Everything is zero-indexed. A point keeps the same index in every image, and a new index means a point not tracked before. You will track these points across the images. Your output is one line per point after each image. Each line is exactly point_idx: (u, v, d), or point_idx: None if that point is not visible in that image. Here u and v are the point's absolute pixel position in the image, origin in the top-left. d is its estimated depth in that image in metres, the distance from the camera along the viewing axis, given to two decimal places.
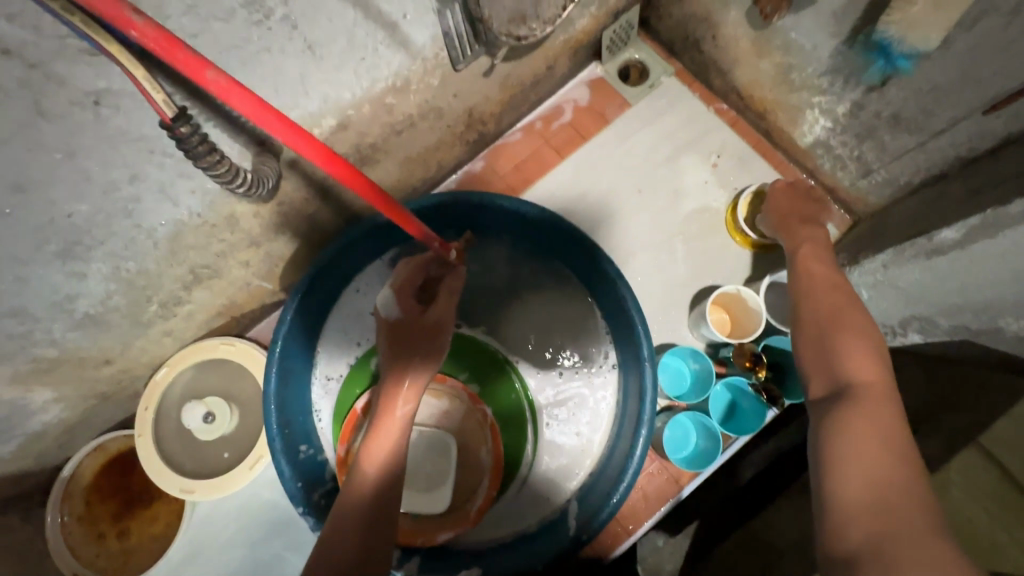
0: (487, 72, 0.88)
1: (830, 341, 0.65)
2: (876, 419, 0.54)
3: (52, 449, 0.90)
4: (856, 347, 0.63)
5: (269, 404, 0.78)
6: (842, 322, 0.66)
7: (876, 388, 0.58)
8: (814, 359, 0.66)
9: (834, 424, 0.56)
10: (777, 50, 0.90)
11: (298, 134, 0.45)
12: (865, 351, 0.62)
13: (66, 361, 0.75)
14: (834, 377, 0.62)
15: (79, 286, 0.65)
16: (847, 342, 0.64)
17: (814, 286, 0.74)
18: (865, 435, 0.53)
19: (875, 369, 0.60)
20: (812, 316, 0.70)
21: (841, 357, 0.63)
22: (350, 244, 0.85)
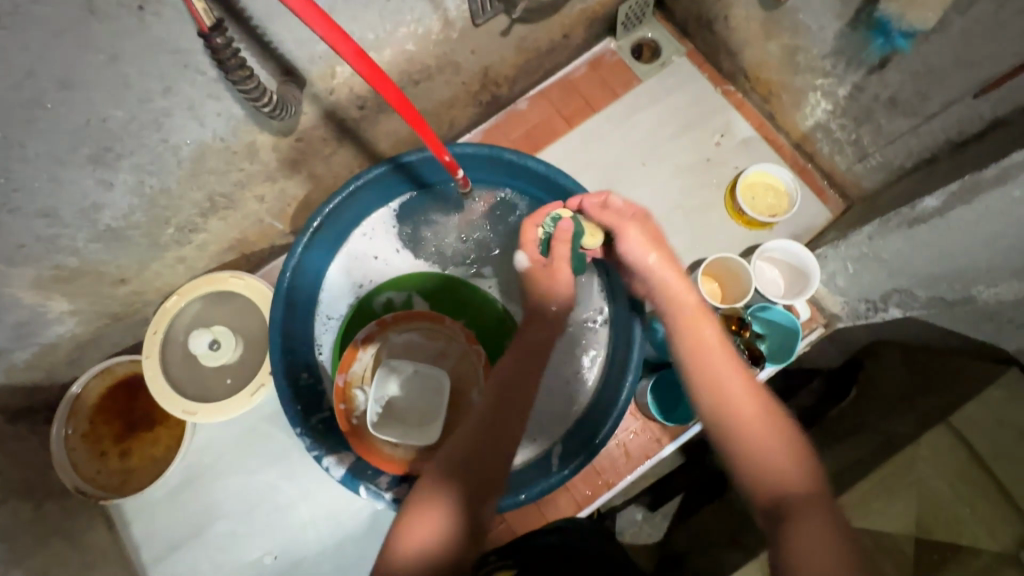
0: (504, 32, 0.91)
1: (743, 434, 0.58)
2: (829, 534, 0.51)
3: (62, 364, 0.94)
4: (778, 441, 0.58)
5: (274, 330, 0.82)
6: (754, 411, 0.60)
7: (812, 494, 0.54)
8: (737, 462, 0.58)
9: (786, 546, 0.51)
10: (785, 31, 0.94)
11: (340, 36, 0.50)
12: (781, 442, 0.58)
13: (85, 274, 0.78)
14: (776, 482, 0.55)
15: (106, 196, 0.69)
16: (766, 437, 0.58)
17: (713, 362, 0.63)
18: (823, 551, 0.49)
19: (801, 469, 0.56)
20: (723, 405, 0.60)
21: (766, 460, 0.57)
22: (362, 186, 0.89)
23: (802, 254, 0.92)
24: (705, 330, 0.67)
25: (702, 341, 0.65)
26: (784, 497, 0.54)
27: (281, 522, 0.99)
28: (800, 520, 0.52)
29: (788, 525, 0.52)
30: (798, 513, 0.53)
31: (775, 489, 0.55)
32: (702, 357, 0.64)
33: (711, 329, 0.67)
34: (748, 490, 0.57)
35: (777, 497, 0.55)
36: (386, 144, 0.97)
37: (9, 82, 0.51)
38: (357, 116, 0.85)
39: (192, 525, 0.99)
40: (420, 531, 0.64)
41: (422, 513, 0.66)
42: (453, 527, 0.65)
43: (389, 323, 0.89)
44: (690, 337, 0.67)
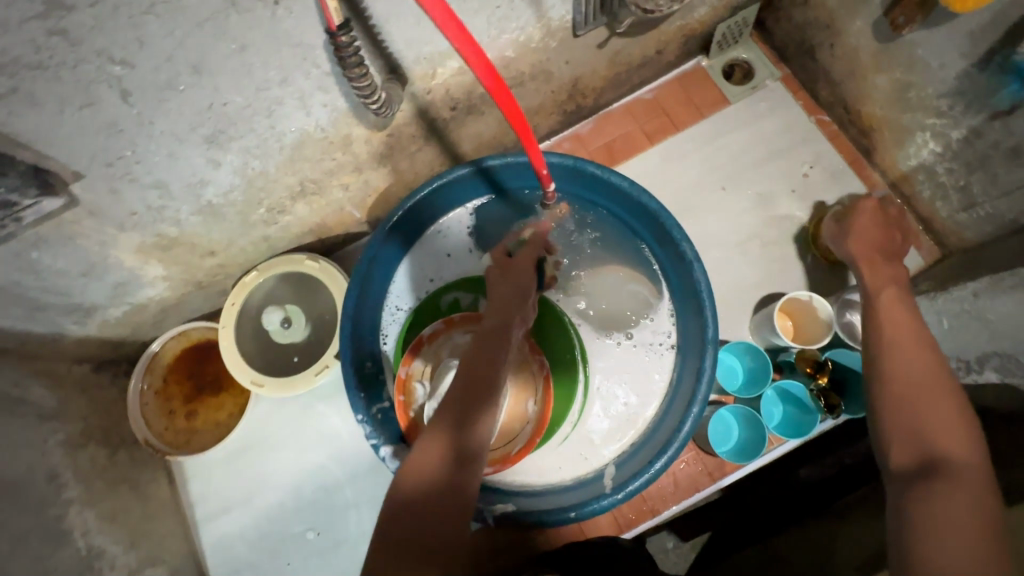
0: (601, 45, 0.90)
1: (905, 406, 0.60)
2: (976, 504, 0.50)
3: (146, 324, 1.00)
4: (943, 423, 0.57)
5: (346, 318, 0.85)
6: (927, 394, 0.60)
7: (963, 468, 0.53)
8: (893, 429, 0.60)
9: (932, 496, 0.52)
10: (899, 66, 0.89)
11: (469, 42, 0.52)
12: (952, 424, 0.57)
13: (181, 244, 0.83)
14: (913, 444, 0.57)
15: (212, 174, 0.72)
16: (925, 412, 0.58)
17: (899, 354, 0.65)
18: (951, 507, 0.50)
19: (967, 447, 0.55)
20: (902, 379, 0.62)
21: (929, 433, 0.57)
22: (443, 185, 0.90)
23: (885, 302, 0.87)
24: (903, 329, 0.68)
25: (890, 335, 0.68)
26: (937, 464, 0.54)
27: (326, 501, 1.02)
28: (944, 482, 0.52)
29: (925, 485, 0.53)
30: (940, 480, 0.53)
31: (919, 456, 0.56)
32: (889, 352, 0.66)
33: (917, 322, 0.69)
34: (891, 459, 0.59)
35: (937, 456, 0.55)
36: (468, 145, 0.98)
37: (151, 65, 0.54)
38: (447, 116, 0.86)
39: (244, 492, 1.03)
40: (422, 454, 0.63)
41: (427, 439, 0.64)
42: (449, 453, 0.63)
43: (456, 322, 0.90)
44: (884, 336, 0.68)
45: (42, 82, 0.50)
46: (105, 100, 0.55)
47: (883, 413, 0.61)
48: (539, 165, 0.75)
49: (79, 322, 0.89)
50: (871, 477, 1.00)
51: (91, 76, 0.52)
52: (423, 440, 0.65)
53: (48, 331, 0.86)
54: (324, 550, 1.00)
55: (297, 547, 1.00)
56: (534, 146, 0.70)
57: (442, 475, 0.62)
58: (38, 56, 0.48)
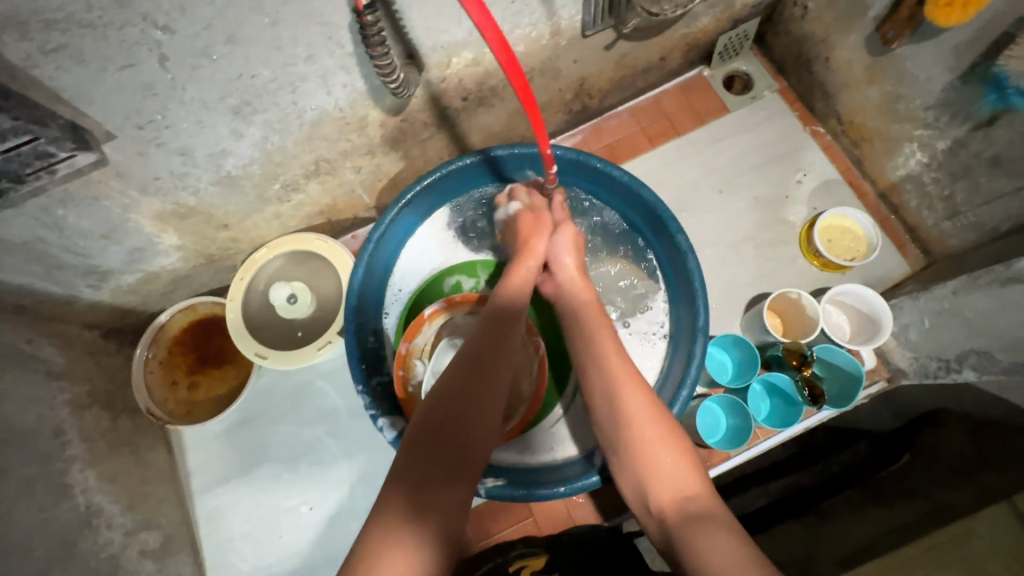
0: (608, 46, 0.95)
1: (643, 449, 0.62)
2: (719, 533, 0.53)
3: (156, 295, 1.03)
4: (675, 464, 0.60)
5: (351, 293, 0.89)
6: (662, 437, 0.62)
7: (706, 504, 0.57)
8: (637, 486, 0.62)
9: (693, 538, 0.53)
10: (889, 79, 0.93)
11: (489, 22, 0.54)
12: (682, 464, 0.60)
13: (198, 214, 0.87)
14: (664, 486, 0.59)
15: (234, 145, 0.76)
16: (653, 453, 0.61)
17: (618, 399, 0.67)
18: (717, 544, 0.51)
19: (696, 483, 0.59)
20: (625, 430, 0.64)
21: (664, 481, 0.59)
22: (452, 172, 0.94)
23: (872, 296, 0.91)
24: (611, 354, 0.71)
25: (613, 372, 0.69)
26: (681, 511, 0.56)
27: (321, 476, 1.04)
28: (705, 518, 0.54)
29: (691, 526, 0.54)
30: (695, 522, 0.54)
31: (668, 499, 0.58)
32: (618, 396, 0.66)
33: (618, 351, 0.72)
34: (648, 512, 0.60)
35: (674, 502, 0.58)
36: (477, 137, 1.02)
37: (190, 32, 0.58)
38: (458, 106, 0.91)
39: (242, 464, 1.05)
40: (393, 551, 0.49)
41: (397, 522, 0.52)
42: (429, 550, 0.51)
43: (457, 302, 0.93)
44: (604, 376, 0.69)
45: (90, 40, 0.54)
46: (145, 63, 0.59)
47: (629, 459, 0.63)
48: (544, 147, 0.77)
49: (93, 286, 0.92)
50: (858, 481, 0.94)
51: (133, 38, 0.56)
52: (393, 517, 0.53)
53: (63, 292, 0.89)
54: (318, 524, 1.02)
55: (291, 520, 1.02)
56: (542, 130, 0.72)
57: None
58: (89, 15, 0.52)
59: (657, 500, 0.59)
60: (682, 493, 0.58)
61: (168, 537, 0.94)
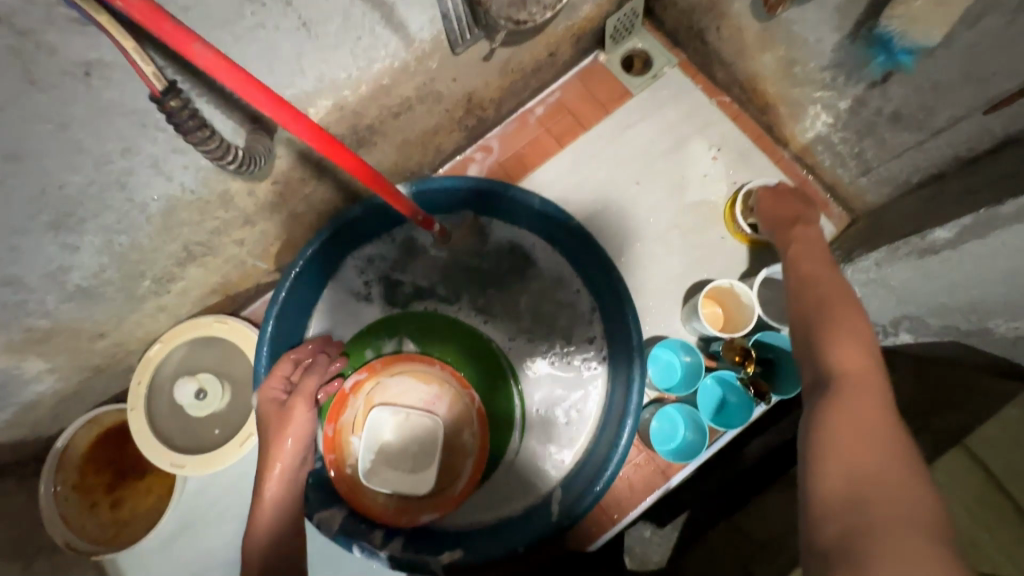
0: (487, 57, 0.87)
1: (828, 345, 0.66)
2: (863, 403, 0.57)
3: (46, 419, 0.92)
4: (853, 339, 0.65)
5: (259, 382, 0.79)
6: (841, 316, 0.68)
7: (863, 371, 0.61)
8: (803, 348, 0.69)
9: (830, 399, 0.59)
10: (781, 43, 0.89)
11: (280, 106, 0.49)
12: (858, 341, 0.65)
13: (60, 333, 0.76)
14: (820, 371, 0.65)
15: (72, 258, 0.66)
16: (828, 324, 0.68)
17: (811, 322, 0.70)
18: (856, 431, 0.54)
19: (864, 360, 0.63)
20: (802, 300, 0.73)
21: (840, 346, 0.65)
22: (345, 225, 0.84)
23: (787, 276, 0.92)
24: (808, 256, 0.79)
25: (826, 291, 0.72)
26: (836, 375, 0.62)
27: None
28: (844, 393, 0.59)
29: (836, 388, 0.61)
30: (848, 382, 0.60)
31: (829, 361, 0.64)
32: (803, 286, 0.75)
33: (816, 251, 0.79)
34: (811, 370, 0.67)
35: (844, 367, 0.63)
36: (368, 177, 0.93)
37: None
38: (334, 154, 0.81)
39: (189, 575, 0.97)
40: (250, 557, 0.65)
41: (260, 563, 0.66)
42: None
43: (378, 369, 0.85)
44: (796, 277, 0.77)
45: None
46: None
47: (798, 337, 0.71)
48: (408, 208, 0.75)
49: None
50: None
51: None
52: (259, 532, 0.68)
53: None
54: None
55: None
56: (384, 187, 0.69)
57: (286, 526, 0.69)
58: None
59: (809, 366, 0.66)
60: (832, 360, 0.64)
61: None
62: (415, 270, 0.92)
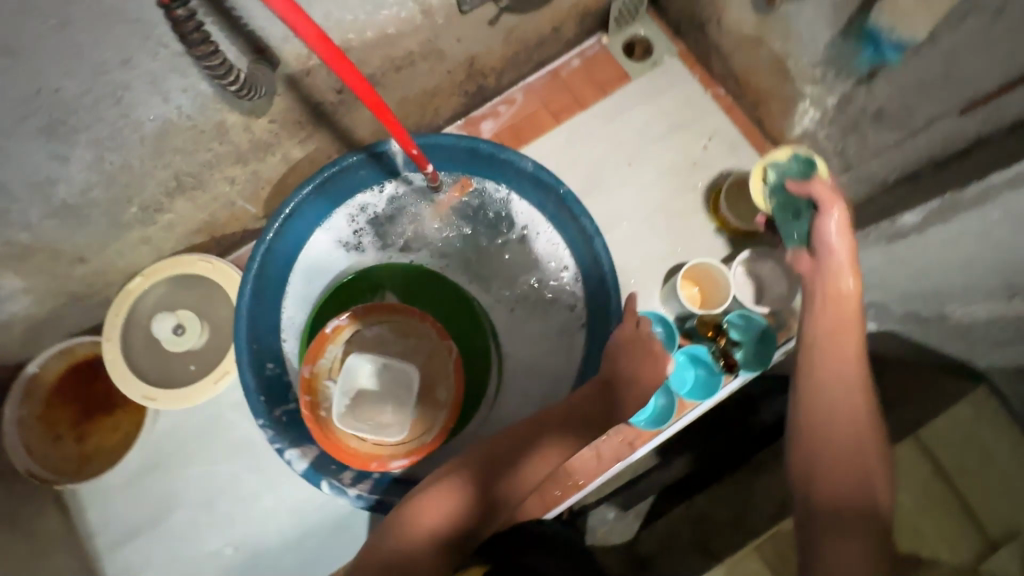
0: (492, 21, 0.89)
1: (828, 461, 0.67)
2: (860, 546, 0.62)
3: (17, 344, 0.91)
4: (856, 462, 0.67)
5: (241, 316, 0.80)
6: (854, 432, 0.67)
7: (863, 504, 0.65)
8: (801, 455, 0.70)
9: (828, 535, 0.64)
10: (777, 37, 0.93)
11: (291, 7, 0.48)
12: (859, 461, 0.66)
13: (40, 251, 0.75)
14: (813, 487, 0.68)
15: (61, 171, 0.66)
16: (836, 439, 0.68)
17: (827, 400, 0.69)
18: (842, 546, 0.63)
19: (869, 485, 0.66)
20: (814, 402, 0.70)
21: (840, 469, 0.67)
22: (339, 172, 0.85)
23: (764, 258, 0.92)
24: (836, 333, 0.70)
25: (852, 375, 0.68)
26: (838, 505, 0.65)
27: (241, 512, 0.96)
28: (846, 525, 0.64)
29: (832, 528, 0.64)
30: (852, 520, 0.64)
31: (833, 489, 0.66)
32: (817, 381, 0.70)
33: (846, 324, 0.70)
34: (810, 487, 0.68)
35: (843, 498, 0.66)
36: (365, 130, 0.94)
37: None
38: (333, 99, 0.82)
39: (151, 513, 0.96)
40: None
41: None
42: None
43: (359, 314, 0.85)
44: (813, 364, 0.71)
45: None
46: None
47: (798, 442, 0.70)
48: (410, 148, 0.76)
49: None
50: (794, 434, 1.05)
51: None
52: None
53: None
54: (242, 563, 0.95)
55: (216, 564, 0.95)
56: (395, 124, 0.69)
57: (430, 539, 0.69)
58: None
59: (816, 481, 0.67)
60: (839, 483, 0.66)
61: None
62: (405, 226, 0.93)
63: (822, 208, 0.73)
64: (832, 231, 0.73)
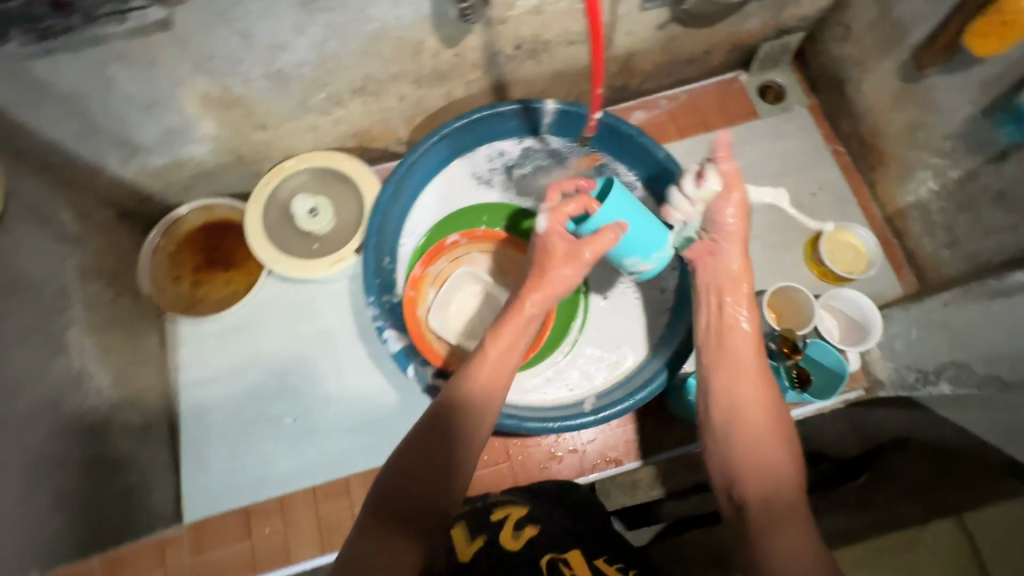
0: (660, 26, 0.99)
1: (745, 459, 0.70)
2: (791, 527, 0.63)
3: (177, 187, 1.04)
4: (778, 458, 0.69)
5: (378, 209, 0.90)
6: (752, 428, 0.72)
7: (787, 497, 0.66)
8: (720, 461, 0.73)
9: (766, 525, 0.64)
10: (915, 106, 0.99)
11: None
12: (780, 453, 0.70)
13: (240, 107, 0.88)
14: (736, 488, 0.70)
15: (292, 40, 0.78)
16: (756, 438, 0.71)
17: (735, 402, 0.75)
18: (790, 540, 0.62)
19: (778, 472, 0.68)
20: (727, 406, 0.75)
21: (757, 464, 0.69)
22: (494, 115, 0.96)
23: (862, 300, 0.96)
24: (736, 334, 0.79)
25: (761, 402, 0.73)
26: (758, 500, 0.67)
27: (307, 391, 1.05)
28: (778, 516, 0.64)
29: (770, 520, 0.64)
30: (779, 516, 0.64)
31: (755, 485, 0.68)
32: (724, 379, 0.77)
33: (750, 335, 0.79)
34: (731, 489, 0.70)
35: (762, 491, 0.67)
36: (519, 91, 1.05)
37: None
38: (509, 51, 0.93)
39: (232, 366, 1.06)
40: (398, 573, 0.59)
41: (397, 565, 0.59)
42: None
43: (477, 237, 0.96)
44: (713, 368, 0.79)
45: None
46: None
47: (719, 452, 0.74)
48: (597, 83, 0.75)
49: (122, 161, 0.92)
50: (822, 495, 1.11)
51: None
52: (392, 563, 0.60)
53: (91, 158, 0.89)
54: (295, 436, 1.03)
55: (272, 429, 1.03)
56: (598, 39, 0.66)
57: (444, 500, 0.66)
58: None
59: (744, 482, 0.69)
60: (763, 477, 0.68)
61: (148, 422, 0.96)
62: (531, 180, 1.02)
63: (723, 195, 0.80)
64: (727, 215, 0.81)
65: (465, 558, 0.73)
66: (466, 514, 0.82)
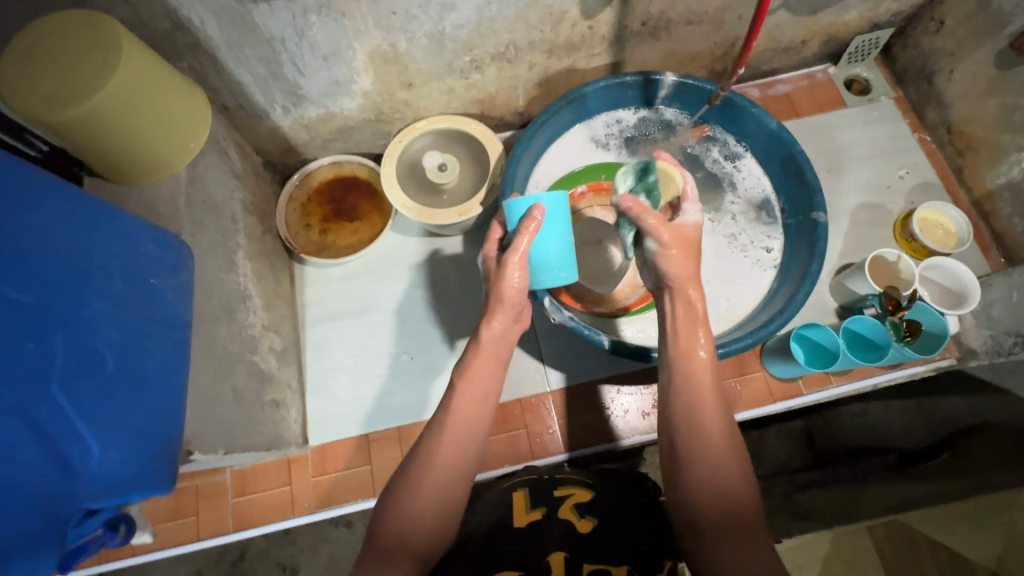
0: (770, 12, 1.08)
1: (704, 475, 0.65)
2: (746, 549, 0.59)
3: (318, 141, 1.15)
4: (733, 471, 0.65)
5: (515, 160, 1.01)
6: (711, 441, 0.66)
7: (745, 514, 0.62)
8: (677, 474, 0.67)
9: (719, 543, 0.61)
10: (1012, 92, 1.05)
11: None
12: (735, 467, 0.65)
13: (398, 64, 0.98)
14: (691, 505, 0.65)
15: (461, 2, 0.88)
16: (713, 452, 0.65)
17: (691, 412, 0.68)
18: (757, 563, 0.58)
19: (737, 487, 0.64)
20: (681, 415, 0.69)
21: (715, 481, 0.64)
22: (618, 85, 1.06)
23: (966, 275, 1.01)
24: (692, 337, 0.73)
25: (703, 415, 0.68)
26: (715, 521, 0.62)
27: (423, 331, 1.13)
28: (733, 535, 0.61)
29: (725, 539, 0.61)
30: (735, 535, 0.61)
31: (715, 501, 0.63)
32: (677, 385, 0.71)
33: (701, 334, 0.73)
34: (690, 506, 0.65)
35: (721, 511, 0.63)
36: (632, 68, 1.14)
37: None
38: (635, 27, 1.03)
39: (355, 307, 1.15)
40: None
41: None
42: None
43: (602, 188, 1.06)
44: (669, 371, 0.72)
45: None
46: None
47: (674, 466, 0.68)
48: (753, 37, 0.76)
49: (284, 111, 1.03)
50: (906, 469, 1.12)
51: None
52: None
53: (262, 105, 1.00)
54: (413, 372, 1.11)
55: (392, 364, 1.11)
56: None
57: (433, 521, 0.67)
58: None
59: (701, 499, 0.64)
60: (721, 496, 0.63)
61: (285, 347, 1.05)
62: (645, 146, 1.12)
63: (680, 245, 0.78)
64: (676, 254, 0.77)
65: (522, 523, 0.72)
66: (532, 483, 0.81)
